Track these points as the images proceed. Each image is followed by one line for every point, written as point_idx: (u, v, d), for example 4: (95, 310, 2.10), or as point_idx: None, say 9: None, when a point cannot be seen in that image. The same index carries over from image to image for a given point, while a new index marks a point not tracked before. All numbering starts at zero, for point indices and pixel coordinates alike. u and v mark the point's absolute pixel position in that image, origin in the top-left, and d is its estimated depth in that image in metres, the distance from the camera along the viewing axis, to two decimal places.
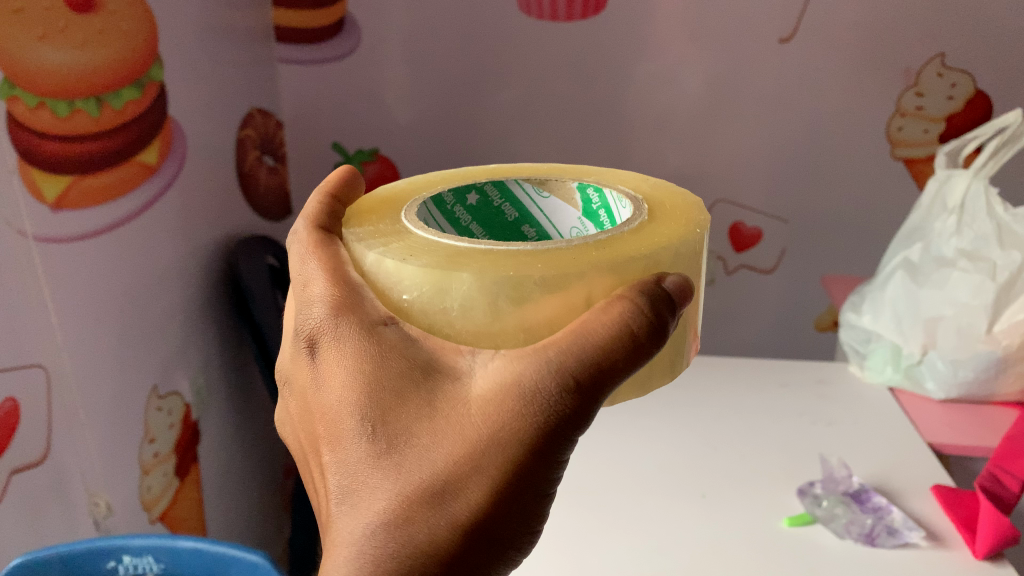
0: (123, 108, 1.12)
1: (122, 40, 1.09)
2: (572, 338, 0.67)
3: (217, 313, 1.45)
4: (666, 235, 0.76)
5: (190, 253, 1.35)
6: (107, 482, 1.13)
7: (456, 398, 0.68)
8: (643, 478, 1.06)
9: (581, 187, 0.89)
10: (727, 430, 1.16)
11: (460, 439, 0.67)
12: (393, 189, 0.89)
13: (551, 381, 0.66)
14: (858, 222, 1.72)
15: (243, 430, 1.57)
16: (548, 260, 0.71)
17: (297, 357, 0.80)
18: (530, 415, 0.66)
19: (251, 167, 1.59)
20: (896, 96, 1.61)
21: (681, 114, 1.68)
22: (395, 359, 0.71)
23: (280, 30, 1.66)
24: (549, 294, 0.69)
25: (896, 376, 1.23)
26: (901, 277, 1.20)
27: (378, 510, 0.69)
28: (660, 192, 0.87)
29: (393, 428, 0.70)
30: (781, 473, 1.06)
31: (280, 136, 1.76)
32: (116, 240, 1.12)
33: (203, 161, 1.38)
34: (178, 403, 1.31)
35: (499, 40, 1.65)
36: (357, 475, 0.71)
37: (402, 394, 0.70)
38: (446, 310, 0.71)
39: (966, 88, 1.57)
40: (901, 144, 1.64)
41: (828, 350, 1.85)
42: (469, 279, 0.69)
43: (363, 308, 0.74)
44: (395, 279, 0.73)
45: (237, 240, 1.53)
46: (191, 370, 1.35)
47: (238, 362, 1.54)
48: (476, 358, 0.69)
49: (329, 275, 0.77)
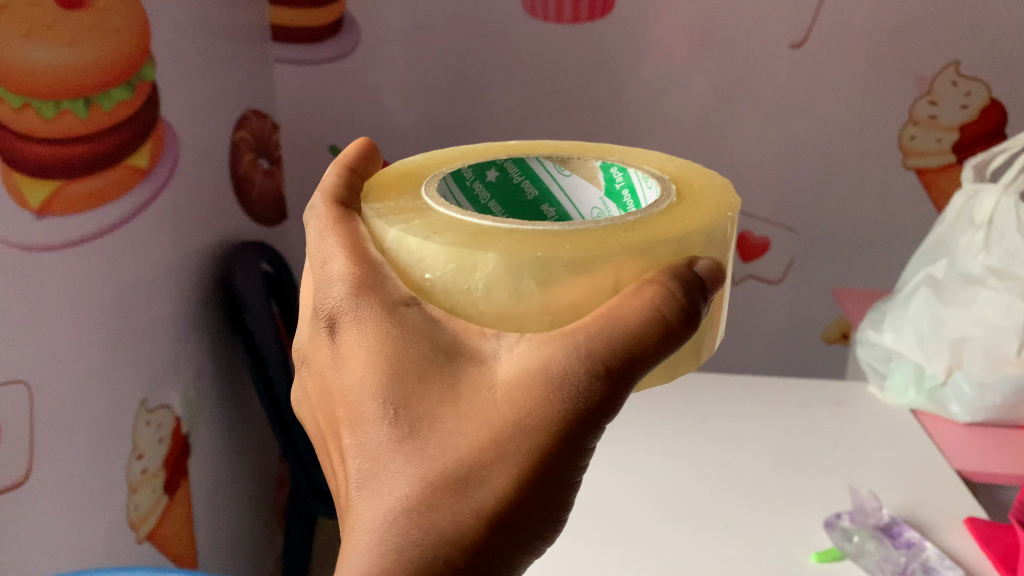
0: (113, 110, 1.07)
1: (112, 39, 1.04)
2: (602, 323, 0.59)
3: (210, 323, 1.40)
4: (696, 218, 0.68)
5: (181, 260, 1.29)
6: (93, 502, 1.07)
7: (482, 382, 0.60)
8: (661, 506, 1.02)
9: (604, 166, 0.80)
10: (745, 454, 1.12)
11: (483, 426, 0.59)
12: (409, 163, 0.81)
13: (581, 369, 0.58)
14: (867, 233, 1.69)
15: (236, 444, 1.52)
16: (575, 241, 0.63)
17: (312, 338, 0.72)
18: (558, 404, 0.58)
19: (246, 171, 1.53)
20: (908, 105, 1.57)
21: (688, 121, 1.63)
22: (416, 338, 0.62)
23: (277, 30, 1.61)
24: (582, 276, 0.61)
25: (918, 399, 1.18)
26: (925, 294, 1.16)
27: (400, 496, 0.61)
28: (689, 173, 0.77)
29: (413, 411, 0.62)
30: (804, 503, 1.02)
31: (276, 139, 1.70)
32: (104, 248, 1.07)
33: (195, 164, 1.32)
34: (168, 417, 1.26)
35: (502, 43, 1.60)
36: (374, 460, 0.63)
37: (421, 376, 0.62)
38: (471, 290, 0.63)
39: (980, 97, 1.53)
40: (913, 153, 1.60)
41: (834, 363, 1.81)
42: (495, 259, 0.61)
43: (384, 284, 0.66)
44: (416, 256, 0.65)
45: (230, 247, 1.47)
46: (182, 382, 1.30)
47: (231, 374, 1.49)
48: (501, 341, 0.62)
49: (349, 250, 0.68)
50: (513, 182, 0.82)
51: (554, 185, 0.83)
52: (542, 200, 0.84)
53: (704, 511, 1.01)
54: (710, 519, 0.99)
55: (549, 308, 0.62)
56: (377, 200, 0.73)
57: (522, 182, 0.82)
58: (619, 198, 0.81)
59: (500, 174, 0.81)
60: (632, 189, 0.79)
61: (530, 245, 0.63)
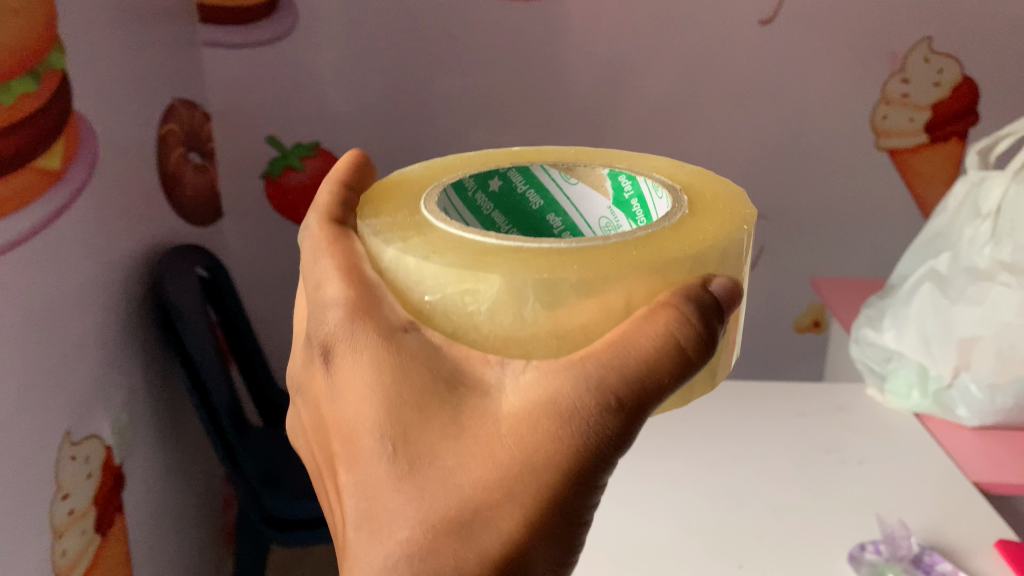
0: (15, 104, 0.90)
1: (11, 21, 0.89)
2: (612, 350, 0.52)
3: (140, 338, 1.25)
4: (706, 231, 0.60)
5: (105, 271, 1.15)
6: (14, 558, 0.93)
7: (486, 415, 0.54)
8: (658, 534, 0.92)
9: (612, 174, 0.71)
10: (742, 469, 1.03)
11: (490, 466, 0.52)
12: (406, 173, 0.72)
13: (591, 400, 0.51)
14: (837, 217, 1.63)
15: (177, 468, 1.37)
16: (581, 259, 0.55)
17: (302, 363, 0.65)
18: (570, 440, 0.52)
19: (175, 166, 1.38)
20: (880, 83, 1.50)
21: (653, 104, 1.54)
22: (414, 366, 0.55)
23: (205, 9, 1.47)
24: (590, 298, 0.54)
25: (923, 401, 1.11)
26: (929, 290, 1.08)
27: (400, 541, 0.53)
28: (700, 180, 0.69)
29: (412, 446, 0.54)
30: (810, 520, 0.93)
31: (206, 130, 1.54)
32: (13, 263, 0.92)
33: (117, 162, 1.18)
34: (98, 447, 1.12)
35: (453, 22, 1.47)
36: (366, 504, 0.56)
37: (421, 408, 0.54)
38: (473, 314, 0.55)
39: (953, 74, 1.47)
40: (885, 134, 1.55)
41: (805, 352, 1.76)
42: (498, 281, 0.53)
43: (380, 308, 0.58)
44: (415, 277, 0.57)
45: (161, 252, 1.32)
46: (112, 407, 1.16)
47: (167, 392, 1.34)
48: (505, 369, 0.54)
49: (343, 271, 0.60)
50: (513, 192, 0.73)
51: (559, 193, 0.74)
52: (546, 209, 0.75)
53: (706, 538, 0.91)
54: (714, 547, 0.90)
55: (557, 332, 0.55)
56: (375, 215, 0.64)
57: (524, 191, 0.73)
58: (630, 210, 0.72)
59: (499, 183, 0.71)
60: (644, 202, 0.70)
61: (534, 264, 0.55)
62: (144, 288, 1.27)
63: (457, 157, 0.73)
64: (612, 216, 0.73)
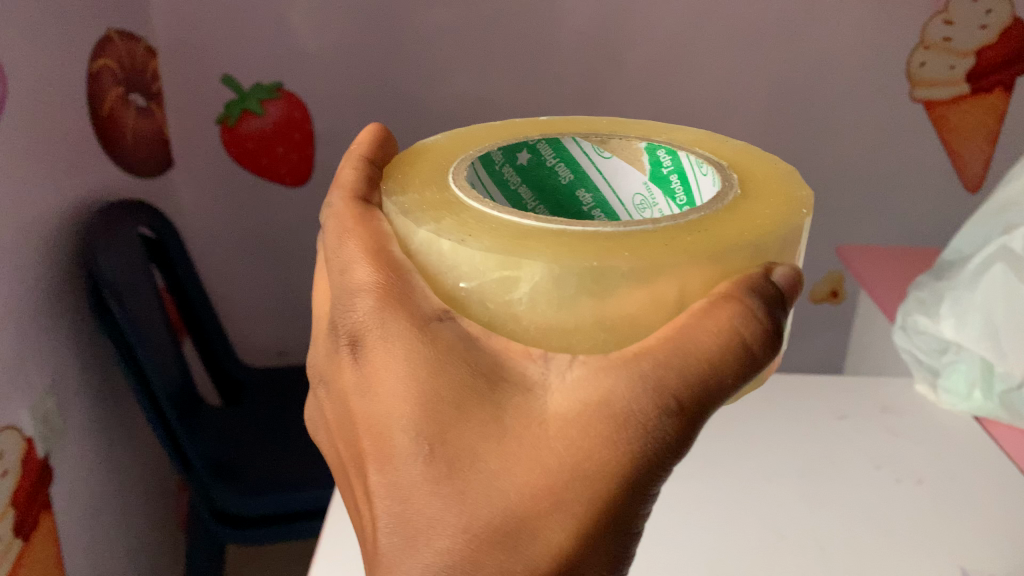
0: None
1: None
2: (671, 344, 0.43)
3: (59, 310, 1.04)
4: (766, 217, 0.48)
5: (16, 236, 0.93)
6: None
7: (531, 416, 0.45)
8: (682, 542, 0.74)
9: (649, 149, 0.58)
10: (772, 457, 0.85)
11: (535, 474, 0.44)
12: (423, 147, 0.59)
13: (650, 403, 0.42)
14: (855, 174, 1.46)
15: (112, 453, 1.18)
16: (631, 245, 0.44)
17: (327, 353, 0.56)
18: (626, 446, 0.43)
19: (112, 109, 1.18)
20: (920, 24, 1.30)
21: (667, 44, 1.32)
22: (449, 360, 0.46)
23: None
24: (646, 286, 0.43)
25: (988, 405, 0.85)
26: (1003, 268, 0.80)
27: (438, 553, 0.45)
28: (745, 160, 0.56)
29: (450, 446, 0.46)
30: (869, 520, 0.76)
31: (155, 68, 1.31)
32: None
33: (31, 103, 0.97)
34: (16, 439, 0.93)
35: None
36: (400, 509, 0.47)
37: (457, 407, 0.46)
38: (509, 303, 0.45)
39: (1002, 14, 1.27)
40: (921, 84, 1.36)
41: (813, 320, 1.59)
42: (540, 268, 0.43)
43: (411, 292, 0.48)
44: (447, 262, 0.46)
45: (83, 205, 1.11)
46: (32, 393, 0.97)
47: (97, 370, 1.14)
48: (550, 364, 0.45)
49: (369, 249, 0.50)
50: (534, 170, 0.59)
51: (590, 169, 0.60)
52: (572, 185, 0.62)
53: (744, 543, 0.74)
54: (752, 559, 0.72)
55: (603, 324, 0.44)
56: (400, 188, 0.52)
57: (547, 168, 0.60)
58: (674, 192, 0.59)
59: (517, 161, 0.58)
60: (689, 182, 0.57)
61: (582, 247, 0.44)
62: (63, 248, 1.05)
63: (460, 133, 0.59)
64: (651, 196, 0.60)
